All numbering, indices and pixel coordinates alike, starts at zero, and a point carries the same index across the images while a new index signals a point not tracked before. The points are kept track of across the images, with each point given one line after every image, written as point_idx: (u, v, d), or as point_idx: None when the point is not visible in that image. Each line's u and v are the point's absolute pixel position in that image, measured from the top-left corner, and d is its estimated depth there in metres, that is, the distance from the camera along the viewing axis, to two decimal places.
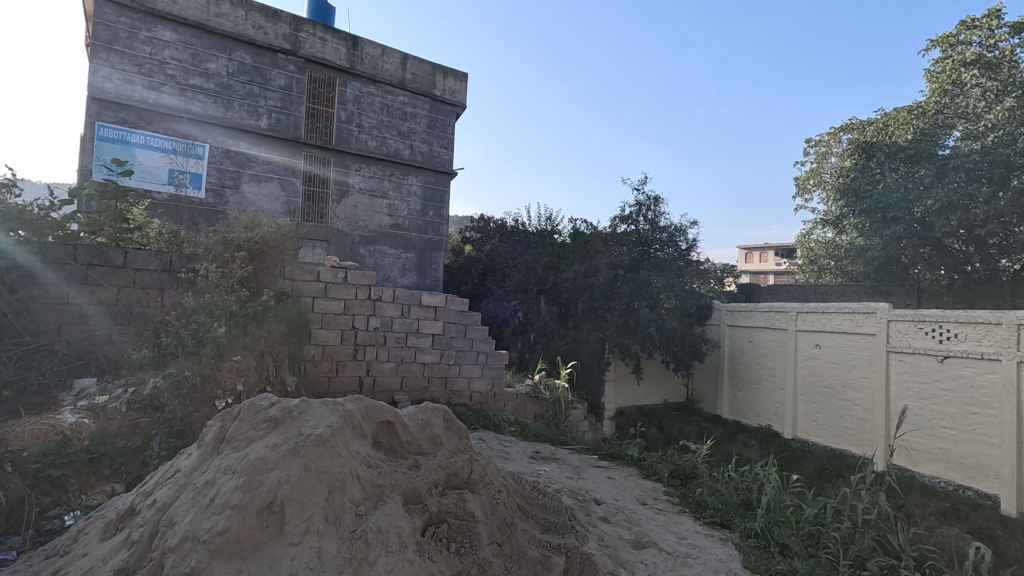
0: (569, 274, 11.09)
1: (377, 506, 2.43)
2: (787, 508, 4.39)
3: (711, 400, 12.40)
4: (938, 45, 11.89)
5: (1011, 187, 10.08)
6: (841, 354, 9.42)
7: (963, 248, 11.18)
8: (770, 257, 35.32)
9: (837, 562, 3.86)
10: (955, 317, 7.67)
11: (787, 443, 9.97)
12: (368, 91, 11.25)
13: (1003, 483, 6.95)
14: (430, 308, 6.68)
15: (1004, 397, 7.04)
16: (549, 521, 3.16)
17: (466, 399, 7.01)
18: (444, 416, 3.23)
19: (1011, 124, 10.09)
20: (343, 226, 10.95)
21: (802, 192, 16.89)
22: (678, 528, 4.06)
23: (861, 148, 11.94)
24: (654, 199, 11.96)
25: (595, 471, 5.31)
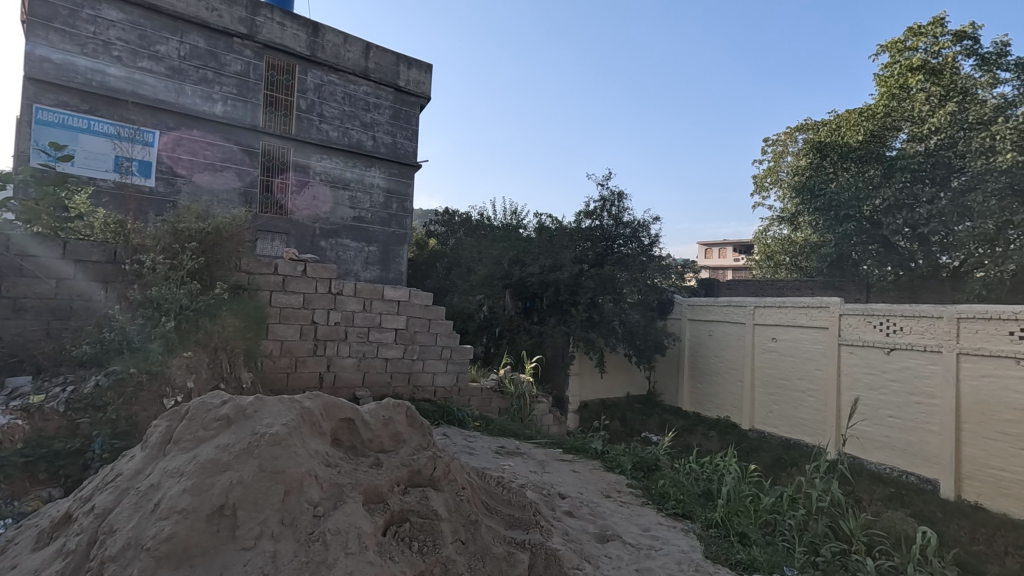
0: (534, 268, 11.03)
1: (336, 506, 2.33)
2: (745, 497, 4.48)
3: (672, 393, 12.66)
4: (888, 50, 12.30)
5: (952, 188, 10.64)
6: (796, 347, 9.73)
7: (908, 245, 11.70)
8: (729, 254, 36.53)
9: (792, 548, 3.95)
10: (901, 311, 8.02)
11: (744, 434, 10.29)
12: (330, 80, 10.93)
13: (943, 469, 7.31)
14: (393, 303, 6.55)
15: (944, 386, 7.40)
16: (514, 517, 3.13)
17: (431, 395, 6.92)
18: (407, 412, 3.16)
19: (953, 127, 10.56)
20: (303, 217, 10.63)
21: (759, 189, 17.40)
22: (642, 520, 4.10)
23: (816, 148, 12.39)
24: (618, 195, 12.09)
25: (559, 465, 5.31)
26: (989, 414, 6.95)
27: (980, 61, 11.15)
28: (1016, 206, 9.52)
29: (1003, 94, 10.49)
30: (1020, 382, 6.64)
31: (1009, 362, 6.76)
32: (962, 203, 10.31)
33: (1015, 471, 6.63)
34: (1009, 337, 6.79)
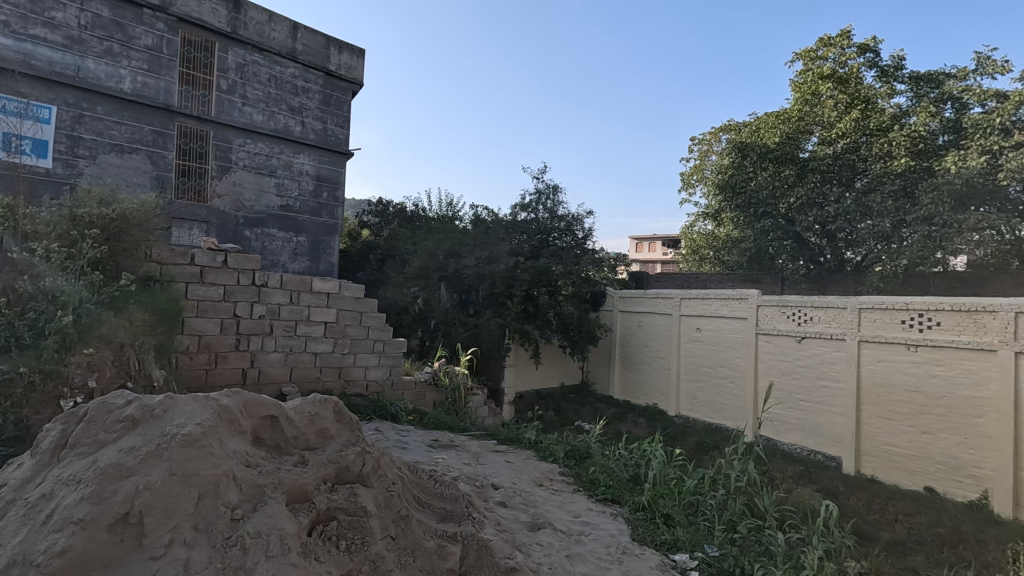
0: (470, 261, 10.96)
1: (257, 508, 2.23)
2: (670, 480, 4.68)
3: (604, 382, 13.04)
4: (802, 58, 13.11)
5: (855, 189, 11.57)
6: (718, 336, 10.27)
7: (817, 241, 12.55)
8: (658, 248, 38.06)
9: (712, 527, 4.16)
10: (812, 302, 8.63)
11: (670, 420, 10.77)
12: (253, 60, 10.33)
13: (845, 447, 7.98)
14: (322, 295, 6.31)
15: (847, 371, 8.04)
16: (446, 510, 3.11)
17: (362, 389, 6.74)
18: (335, 408, 3.05)
19: (856, 133, 11.49)
20: (224, 205, 10.02)
21: (686, 186, 18.16)
22: (573, 506, 4.20)
23: (738, 148, 12.95)
24: (554, 189, 12.38)
25: (494, 456, 5.34)
26: (884, 396, 7.62)
27: (880, 72, 12.14)
28: (908, 206, 10.54)
29: (899, 104, 11.52)
30: (910, 365, 7.32)
31: (902, 348, 7.42)
32: (864, 203, 11.27)
33: (905, 446, 7.33)
34: (902, 325, 7.45)
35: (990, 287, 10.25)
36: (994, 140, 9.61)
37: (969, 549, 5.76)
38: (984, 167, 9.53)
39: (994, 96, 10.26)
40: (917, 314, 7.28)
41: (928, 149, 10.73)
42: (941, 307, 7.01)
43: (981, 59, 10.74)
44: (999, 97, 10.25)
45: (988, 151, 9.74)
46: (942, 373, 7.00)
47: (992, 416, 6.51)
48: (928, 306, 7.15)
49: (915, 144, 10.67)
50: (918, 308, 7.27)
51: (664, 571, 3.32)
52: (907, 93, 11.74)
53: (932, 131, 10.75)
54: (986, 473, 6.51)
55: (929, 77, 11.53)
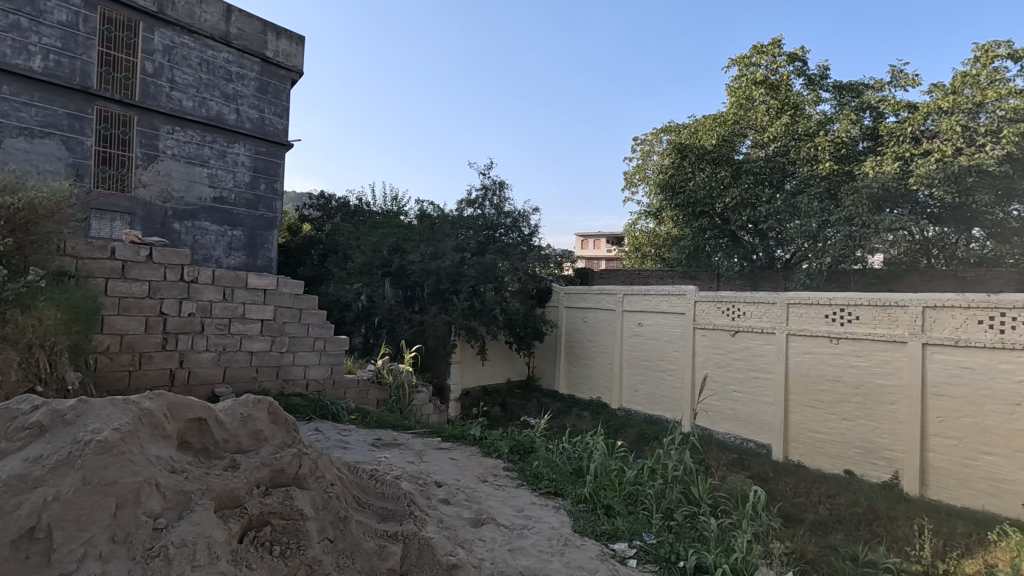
0: (415, 257, 10.82)
1: (183, 516, 2.12)
2: (611, 472, 4.78)
3: (549, 377, 13.20)
4: (737, 64, 13.66)
5: (785, 190, 12.20)
6: (658, 331, 10.60)
7: (751, 240, 13.22)
8: (603, 245, 38.96)
9: (650, 515, 4.29)
10: (744, 298, 9.05)
11: (613, 413, 11.04)
12: (182, 42, 9.72)
13: (774, 435, 8.44)
14: (258, 292, 6.05)
15: (776, 362, 8.49)
16: (387, 510, 3.06)
17: (302, 389, 6.52)
18: (270, 408, 2.94)
19: (786, 137, 12.12)
20: (151, 195, 9.42)
21: (629, 185, 18.61)
22: (516, 501, 4.23)
23: (678, 149, 13.36)
24: (500, 185, 12.49)
25: (438, 453, 5.31)
26: (809, 385, 8.10)
27: (807, 81, 12.85)
28: (831, 207, 11.23)
29: (824, 111, 12.23)
30: (833, 357, 7.81)
31: (826, 340, 7.90)
32: (793, 204, 11.92)
33: (827, 432, 7.83)
34: (825, 319, 7.94)
35: (903, 283, 10.83)
36: (906, 148, 10.38)
37: (882, 526, 6.24)
38: (898, 173, 10.28)
39: (906, 107, 11.07)
40: (839, 309, 7.78)
41: (849, 154, 11.50)
42: (860, 302, 7.52)
43: (895, 72, 11.56)
44: (911, 108, 11.07)
45: (901, 158, 10.50)
46: (860, 363, 7.50)
47: (903, 403, 7.03)
48: (849, 301, 7.65)
49: (837, 149, 11.38)
50: (840, 303, 7.77)
51: (603, 560, 3.39)
52: (831, 102, 12.48)
53: (853, 137, 11.53)
54: (897, 455, 7.04)
55: (851, 86, 12.30)
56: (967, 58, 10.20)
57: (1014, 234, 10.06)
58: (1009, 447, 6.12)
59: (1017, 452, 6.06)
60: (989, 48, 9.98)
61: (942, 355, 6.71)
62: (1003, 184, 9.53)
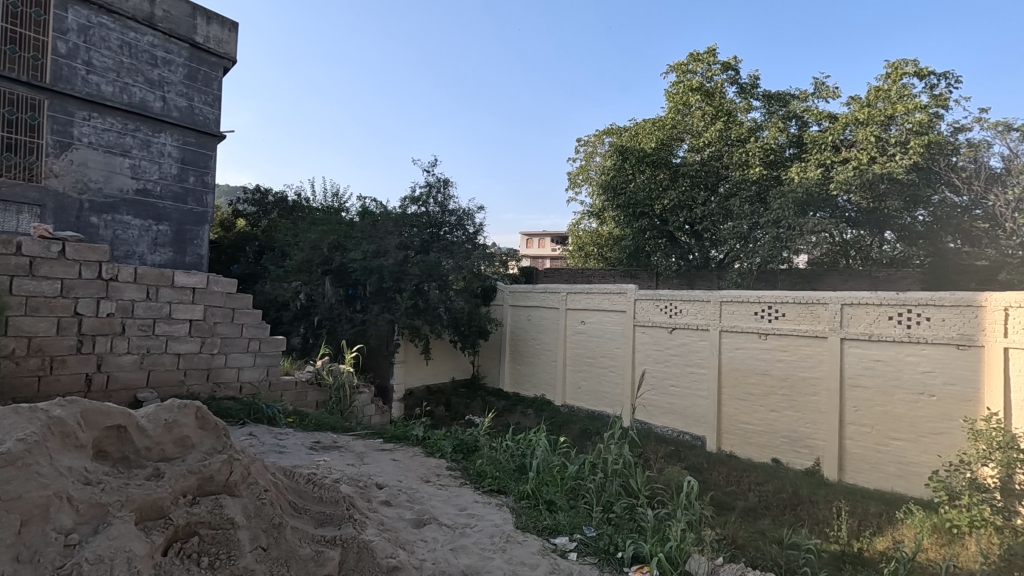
0: (357, 254, 10.56)
1: (98, 531, 1.98)
2: (554, 468, 4.86)
3: (494, 375, 13.23)
4: (675, 71, 14.17)
5: (719, 193, 12.75)
6: (600, 329, 10.84)
7: (687, 240, 13.68)
8: (547, 244, 39.51)
9: (591, 508, 4.39)
10: (680, 296, 9.41)
11: (556, 409, 11.21)
12: (100, 22, 9.04)
13: (708, 427, 8.83)
14: (186, 290, 5.73)
15: (710, 358, 8.89)
16: (324, 514, 2.99)
17: (235, 392, 6.24)
18: (198, 413, 2.78)
19: (720, 142, 12.69)
20: (64, 186, 8.71)
21: (572, 185, 18.94)
22: (459, 500, 4.23)
23: (619, 151, 13.74)
24: (444, 182, 12.39)
25: (379, 455, 5.22)
26: (739, 379, 8.52)
27: (740, 89, 13.51)
28: (761, 210, 11.86)
29: (755, 119, 12.92)
30: (761, 351, 8.24)
31: (756, 336, 8.33)
32: (726, 206, 12.47)
33: (756, 423, 8.27)
34: (755, 316, 8.37)
35: (825, 282, 11.78)
36: (828, 156, 11.08)
37: (805, 510, 6.67)
38: (820, 178, 10.95)
39: (827, 117, 11.83)
40: (767, 306, 8.22)
41: (777, 160, 12.14)
42: (786, 300, 7.97)
43: (818, 84, 12.34)
44: (831, 118, 11.85)
45: (823, 165, 11.19)
46: (786, 357, 7.96)
47: (823, 394, 7.53)
48: (776, 299, 8.10)
49: (767, 155, 12.01)
50: (768, 301, 8.21)
51: (544, 555, 3.43)
52: (761, 110, 13.17)
53: (780, 144, 12.20)
54: (818, 443, 7.52)
55: (779, 96, 13.03)
56: (880, 74, 11.02)
57: (920, 237, 10.81)
58: (914, 432, 6.66)
59: (921, 436, 6.60)
60: (899, 65, 10.82)
61: (858, 349, 7.23)
62: (911, 191, 10.34)
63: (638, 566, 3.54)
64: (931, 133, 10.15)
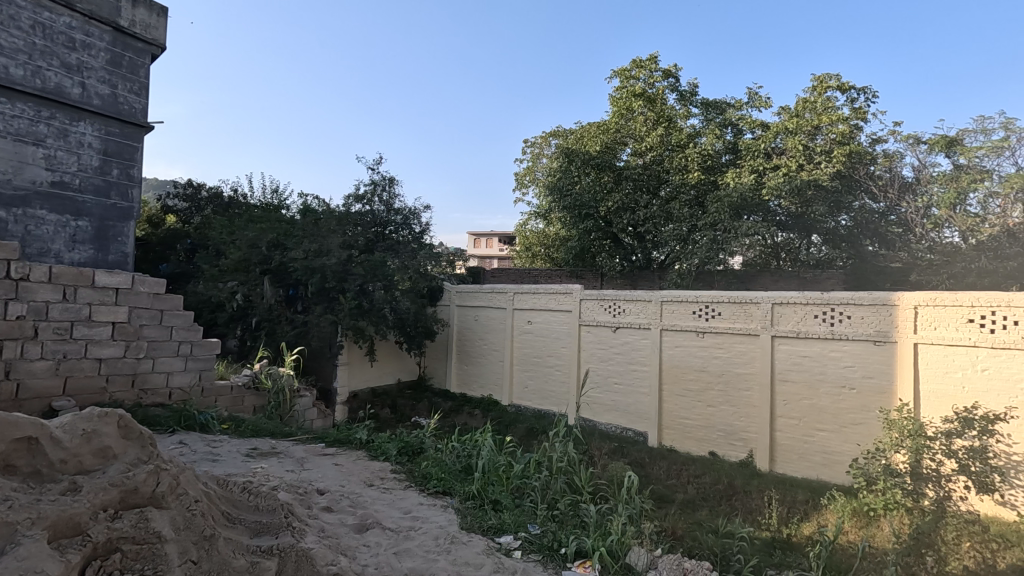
0: (297, 253, 10.19)
1: (3, 553, 1.83)
2: (499, 467, 4.87)
3: (441, 376, 13.14)
4: (619, 76, 14.52)
5: (660, 195, 13.12)
6: (547, 328, 10.97)
7: (631, 242, 13.98)
8: (495, 245, 39.64)
9: (536, 506, 4.43)
10: (624, 296, 9.64)
11: (504, 409, 11.26)
12: None
13: (650, 423, 9.11)
14: (108, 291, 5.37)
15: (652, 355, 9.17)
16: (260, 524, 2.89)
17: (164, 399, 5.89)
18: (121, 421, 2.62)
19: (661, 147, 13.14)
20: None
21: (519, 186, 19.09)
22: (404, 503, 4.17)
23: (565, 153, 13.95)
24: (389, 180, 12.29)
25: (321, 460, 5.07)
26: (679, 376, 8.83)
27: (680, 96, 14.00)
28: (699, 213, 12.39)
29: (693, 126, 13.46)
30: (699, 349, 8.58)
31: (694, 334, 8.66)
32: (667, 209, 12.88)
33: (694, 418, 8.60)
34: (693, 315, 8.70)
35: (757, 283, 12.50)
36: (760, 162, 11.63)
37: (739, 500, 7.00)
38: (753, 184, 11.49)
39: (760, 126, 12.46)
40: (704, 306, 8.56)
41: (713, 165, 12.66)
42: (722, 299, 8.32)
43: (752, 94, 12.97)
44: (764, 127, 12.47)
45: (756, 171, 11.74)
46: (722, 354, 8.32)
47: (756, 389, 7.93)
48: (712, 299, 8.44)
49: (704, 161, 12.53)
50: (705, 300, 8.55)
51: (489, 554, 3.43)
52: (699, 117, 13.72)
53: (717, 150, 12.75)
54: (751, 435, 7.92)
55: (716, 104, 13.61)
56: (807, 87, 11.69)
57: (842, 240, 11.55)
58: (837, 423, 7.12)
59: (843, 427, 7.07)
60: (824, 79, 11.52)
61: (787, 345, 7.65)
62: (833, 197, 11.05)
63: (581, 561, 3.60)
64: (852, 144, 10.88)
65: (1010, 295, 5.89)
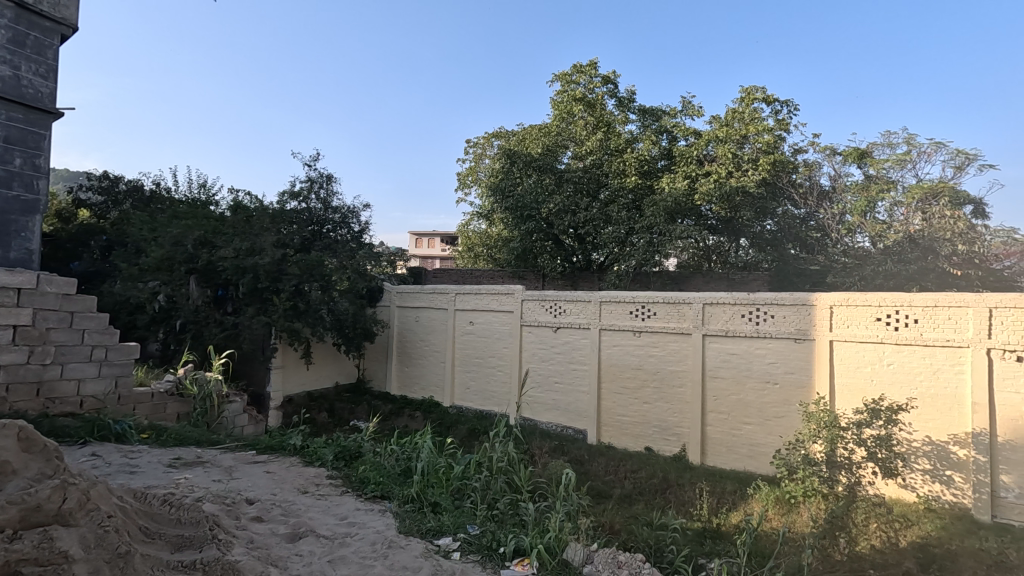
0: (227, 252, 9.69)
1: None
2: (440, 469, 4.82)
3: (381, 378, 12.87)
4: (560, 80, 14.78)
5: (600, 198, 13.43)
6: (488, 329, 10.98)
7: (571, 243, 14.14)
8: (437, 245, 39.29)
9: (476, 506, 4.42)
10: (564, 296, 9.80)
11: (445, 410, 11.18)
12: None
13: (589, 421, 9.31)
14: (9, 292, 4.93)
15: (591, 354, 9.38)
16: (183, 538, 2.74)
17: (74, 408, 5.45)
18: (21, 434, 2.42)
19: (601, 151, 13.52)
20: None
21: (461, 186, 19.03)
22: (339, 509, 4.06)
23: (507, 154, 14.03)
24: (327, 177, 11.95)
25: (251, 468, 4.85)
26: (617, 374, 9.07)
27: (618, 102, 14.41)
28: (636, 216, 12.79)
29: (631, 131, 13.89)
30: (635, 348, 8.85)
31: (631, 334, 8.93)
32: (606, 212, 13.15)
33: (631, 414, 8.87)
34: (630, 315, 8.96)
35: (690, 283, 13.03)
36: (693, 169, 12.10)
37: (673, 493, 7.28)
38: (687, 189, 11.94)
39: (693, 133, 13.00)
40: (641, 306, 8.84)
41: (650, 170, 13.08)
42: (657, 299, 8.63)
43: (685, 103, 13.53)
44: (696, 135, 13.03)
45: (689, 177, 12.18)
46: (657, 352, 8.63)
47: (688, 385, 8.26)
48: (648, 299, 8.73)
49: (642, 167, 12.95)
50: (641, 300, 8.83)
51: (427, 557, 3.40)
52: (636, 123, 14.16)
53: (653, 155, 13.22)
54: (684, 430, 8.25)
55: (652, 111, 14.09)
56: (735, 98, 12.29)
57: (767, 244, 12.27)
58: (762, 416, 7.54)
59: (767, 420, 7.49)
60: (751, 91, 12.17)
61: (717, 343, 8.02)
62: (759, 203, 11.71)
63: (520, 560, 3.63)
64: (776, 153, 11.51)
65: (910, 295, 6.47)
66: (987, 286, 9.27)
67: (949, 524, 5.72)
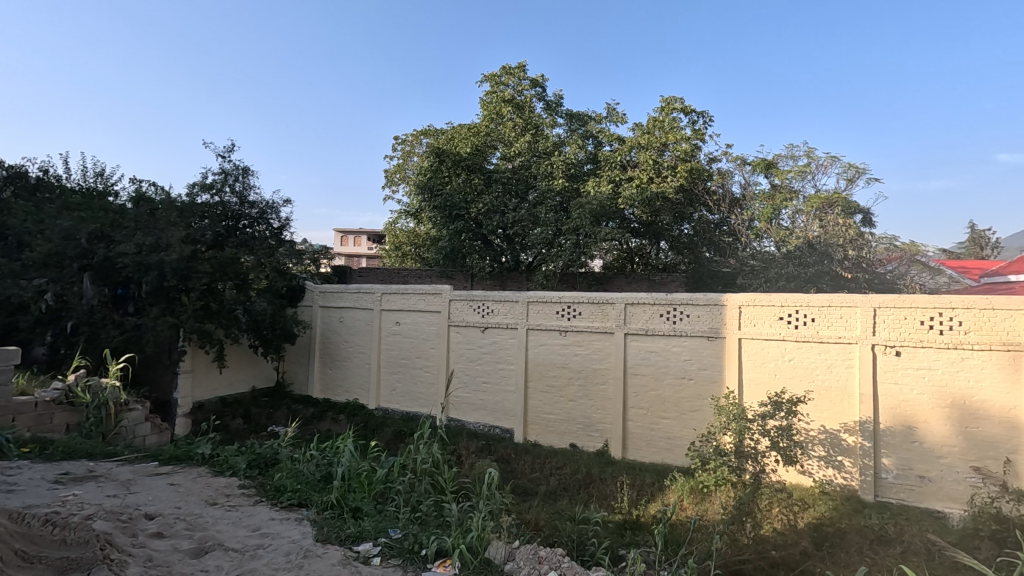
0: (128, 247, 8.90)
1: None
2: (362, 473, 4.68)
3: (302, 381, 12.34)
4: (488, 80, 14.86)
5: (528, 199, 13.62)
6: (415, 329, 10.81)
7: (500, 243, 14.11)
8: (363, 244, 38.16)
9: (399, 509, 4.34)
10: (492, 297, 9.82)
11: (370, 413, 10.90)
12: None
13: (516, 420, 9.41)
14: None
15: (517, 354, 9.48)
16: (69, 560, 2.52)
17: None
18: None
19: (529, 153, 13.80)
20: None
21: (388, 183, 18.62)
22: (251, 520, 3.86)
23: (435, 153, 13.88)
24: (243, 170, 11.30)
25: (153, 481, 4.51)
26: (543, 373, 9.22)
27: (546, 105, 14.68)
28: (563, 218, 13.01)
29: (558, 134, 14.28)
30: (561, 347, 9.03)
31: (556, 333, 9.10)
32: (534, 213, 13.30)
33: (556, 412, 9.05)
34: (556, 315, 9.13)
35: (613, 283, 13.48)
36: (617, 173, 12.50)
37: (596, 487, 7.51)
38: (610, 193, 12.26)
39: (617, 139, 13.45)
40: (566, 306, 9.03)
41: (577, 173, 13.38)
42: (582, 300, 8.85)
43: (610, 109, 14.00)
44: (620, 140, 13.49)
45: (613, 181, 12.55)
46: (581, 351, 8.86)
47: (610, 382, 8.55)
48: (573, 299, 8.94)
49: (568, 169, 13.22)
50: (567, 300, 9.02)
51: (345, 564, 3.29)
52: (564, 127, 14.59)
53: (580, 159, 13.58)
54: (606, 426, 8.54)
55: (578, 116, 14.56)
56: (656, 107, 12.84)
57: (685, 247, 12.94)
58: (677, 411, 7.94)
59: (682, 414, 7.90)
60: (671, 101, 12.78)
61: (637, 342, 8.35)
62: (677, 208, 12.24)
63: (442, 561, 3.60)
64: (693, 161, 12.02)
65: (809, 296, 7.03)
66: (873, 288, 10.27)
67: (839, 504, 6.28)
